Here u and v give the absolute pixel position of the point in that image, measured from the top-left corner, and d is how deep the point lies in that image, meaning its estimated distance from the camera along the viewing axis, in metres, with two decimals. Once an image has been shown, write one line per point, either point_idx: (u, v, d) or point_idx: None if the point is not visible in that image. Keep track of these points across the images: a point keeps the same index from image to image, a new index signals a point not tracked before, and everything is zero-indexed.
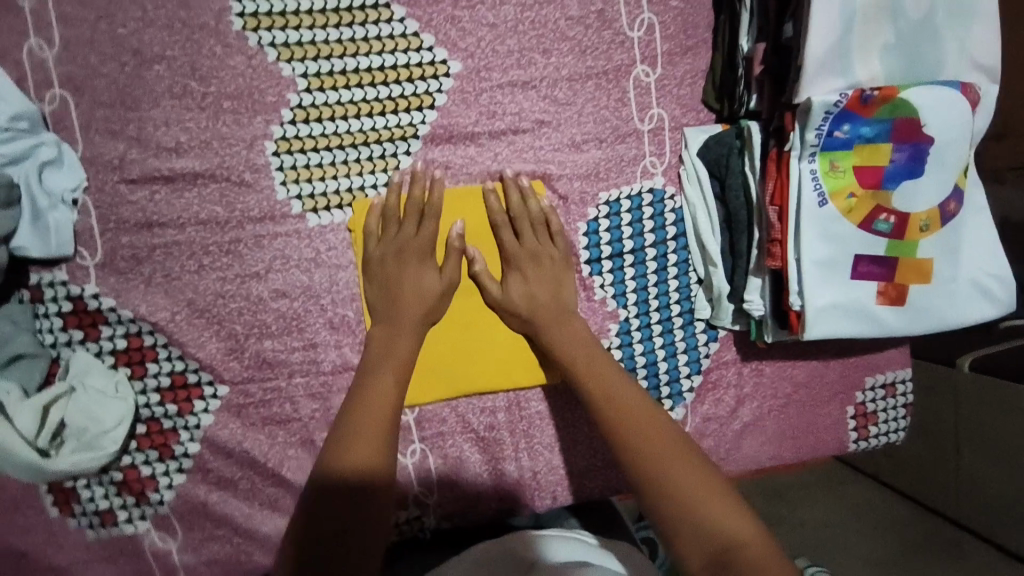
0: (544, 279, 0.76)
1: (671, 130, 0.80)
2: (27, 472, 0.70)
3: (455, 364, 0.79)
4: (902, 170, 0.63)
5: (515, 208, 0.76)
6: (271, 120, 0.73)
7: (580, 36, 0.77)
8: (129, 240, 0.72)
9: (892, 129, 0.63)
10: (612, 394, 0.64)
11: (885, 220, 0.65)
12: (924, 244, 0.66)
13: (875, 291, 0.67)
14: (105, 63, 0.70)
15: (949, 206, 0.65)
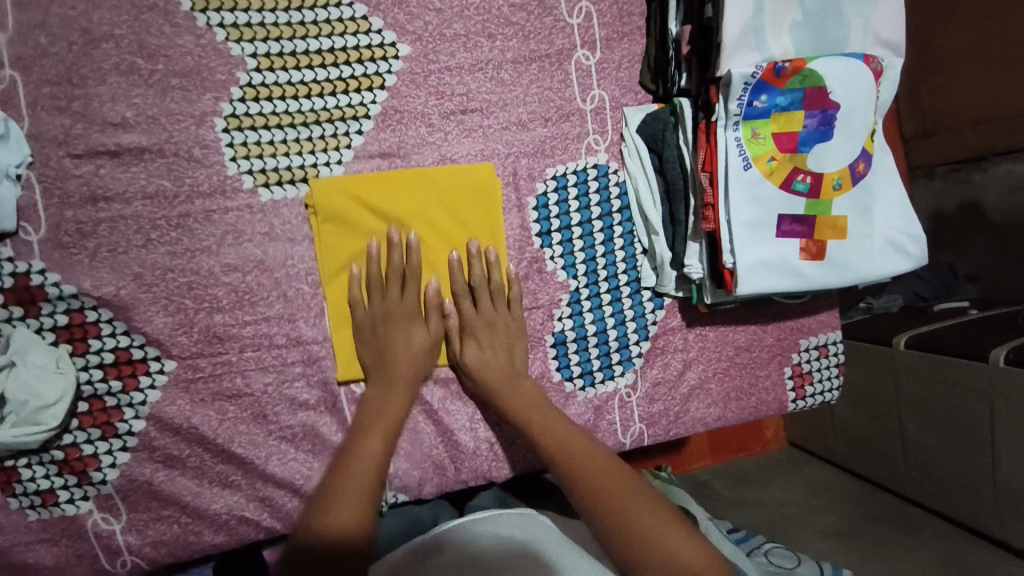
0: (497, 343, 0.80)
1: (612, 110, 0.85)
2: None
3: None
4: (814, 134, 0.70)
5: (477, 280, 0.80)
6: (220, 98, 0.75)
7: (522, 21, 0.82)
8: (74, 215, 0.72)
9: (803, 98, 0.69)
10: (579, 452, 0.70)
11: (802, 181, 0.71)
12: (837, 202, 0.72)
13: (797, 247, 0.73)
14: (50, 40, 0.70)
15: (859, 166, 0.72)
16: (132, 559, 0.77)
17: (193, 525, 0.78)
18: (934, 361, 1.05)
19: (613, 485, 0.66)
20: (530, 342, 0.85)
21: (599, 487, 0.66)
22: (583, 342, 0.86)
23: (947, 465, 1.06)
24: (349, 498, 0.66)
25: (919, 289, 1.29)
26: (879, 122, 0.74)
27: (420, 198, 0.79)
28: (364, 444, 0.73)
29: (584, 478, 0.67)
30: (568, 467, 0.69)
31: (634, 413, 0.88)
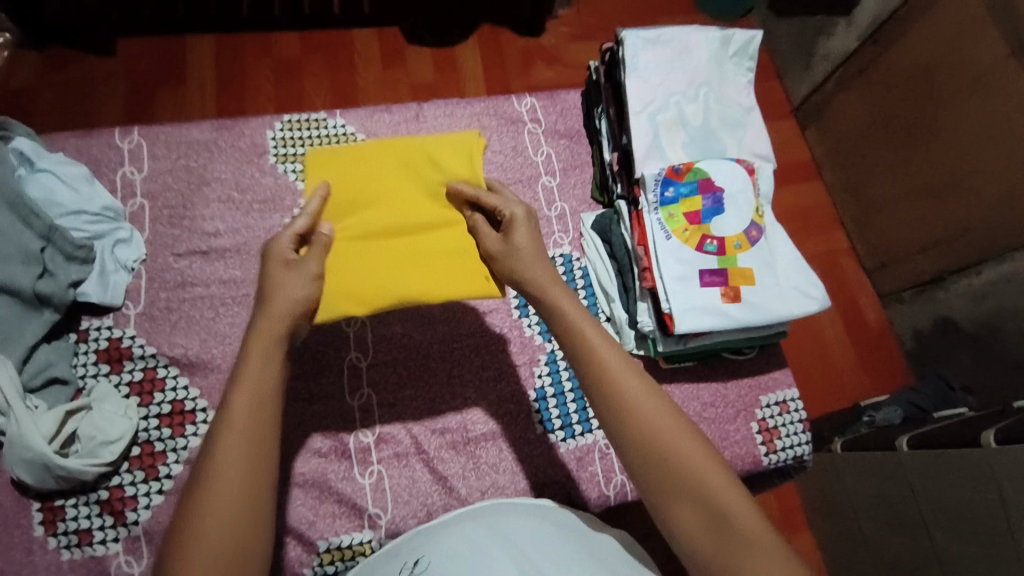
0: (535, 256, 0.78)
1: (571, 216, 1.13)
2: (33, 474, 0.81)
3: (407, 274, 0.90)
4: (711, 210, 0.95)
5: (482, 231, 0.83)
6: (286, 215, 1.05)
7: (501, 161, 1.16)
8: (166, 295, 0.96)
9: (698, 187, 0.95)
10: (611, 369, 0.68)
11: (711, 243, 0.94)
12: (742, 258, 0.94)
13: (719, 293, 0.92)
14: (177, 182, 1.03)
15: (752, 233, 0.95)
16: None
17: None
18: (922, 459, 1.06)
19: (671, 434, 0.64)
20: (513, 395, 0.98)
21: (655, 439, 0.64)
22: (562, 397, 0.99)
23: (975, 570, 0.98)
24: (202, 548, 0.58)
25: (916, 401, 1.30)
26: (765, 204, 0.99)
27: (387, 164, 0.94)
28: (239, 391, 0.66)
29: (618, 396, 0.66)
30: (627, 413, 0.65)
31: (615, 464, 0.96)
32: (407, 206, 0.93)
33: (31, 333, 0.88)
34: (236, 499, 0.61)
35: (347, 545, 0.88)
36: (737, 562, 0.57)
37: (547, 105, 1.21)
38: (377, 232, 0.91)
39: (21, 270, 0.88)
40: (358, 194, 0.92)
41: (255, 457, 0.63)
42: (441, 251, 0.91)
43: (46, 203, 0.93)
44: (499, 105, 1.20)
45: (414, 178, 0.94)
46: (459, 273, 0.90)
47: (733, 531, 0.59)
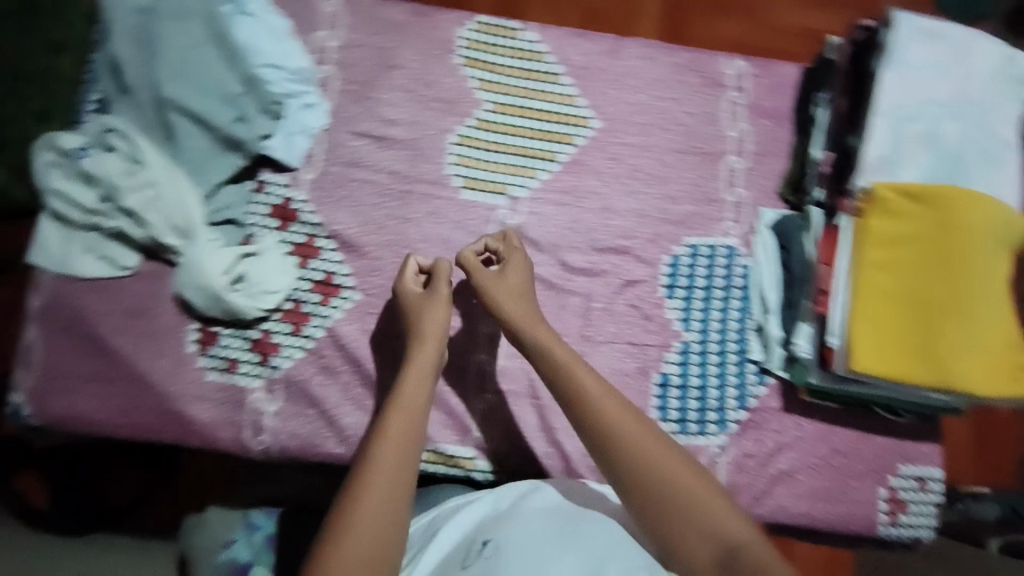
0: (512, 298, 0.88)
1: (751, 207, 1.02)
2: (203, 296, 0.88)
3: (950, 342, 0.80)
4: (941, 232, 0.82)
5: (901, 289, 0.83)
6: (459, 122, 1.01)
7: (690, 124, 1.03)
8: (335, 170, 0.98)
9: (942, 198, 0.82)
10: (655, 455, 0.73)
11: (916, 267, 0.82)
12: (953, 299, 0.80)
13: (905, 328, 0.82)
14: (365, 60, 1.00)
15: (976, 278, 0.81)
16: (269, 439, 0.90)
17: (324, 431, 0.91)
18: None
19: (636, 435, 0.75)
20: (638, 372, 0.98)
21: (616, 436, 0.75)
22: (685, 391, 0.97)
23: None
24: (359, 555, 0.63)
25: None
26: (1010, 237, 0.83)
27: (951, 215, 0.81)
28: (393, 411, 0.77)
29: (672, 478, 0.71)
30: (654, 470, 0.72)
31: (721, 474, 0.96)
32: (952, 263, 0.81)
33: (218, 170, 0.89)
34: (376, 524, 0.66)
35: (452, 454, 0.94)
36: (680, 526, 0.69)
37: (759, 75, 1.04)
38: (925, 301, 0.81)
39: (219, 107, 0.87)
40: (945, 255, 0.81)
41: (393, 498, 0.69)
42: (983, 337, 0.80)
43: (245, 45, 0.89)
44: (706, 61, 1.04)
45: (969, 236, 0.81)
46: (960, 356, 0.79)
47: (700, 506, 0.69)
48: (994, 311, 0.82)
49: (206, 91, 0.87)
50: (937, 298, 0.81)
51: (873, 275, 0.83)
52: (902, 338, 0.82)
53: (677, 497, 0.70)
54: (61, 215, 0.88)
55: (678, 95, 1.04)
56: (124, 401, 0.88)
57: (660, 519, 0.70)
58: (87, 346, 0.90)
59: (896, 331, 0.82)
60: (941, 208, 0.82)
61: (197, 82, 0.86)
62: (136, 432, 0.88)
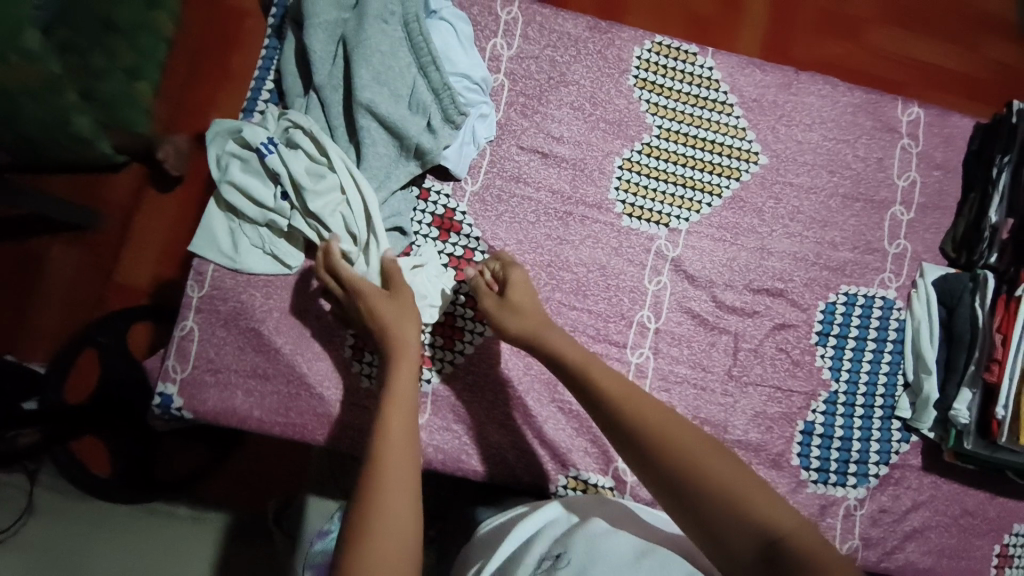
0: (526, 317, 0.82)
1: (911, 260, 1.00)
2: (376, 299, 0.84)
3: None
4: None
5: None
6: (626, 145, 0.99)
7: (859, 170, 1.01)
8: (500, 184, 0.96)
9: None
10: (682, 447, 0.64)
11: None
12: None
13: None
14: (540, 73, 0.98)
15: None
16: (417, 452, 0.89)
17: (469, 446, 0.91)
18: None
19: (661, 427, 0.66)
20: (783, 418, 0.96)
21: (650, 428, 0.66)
22: (828, 441, 0.96)
23: None
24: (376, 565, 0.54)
25: None
26: None
27: None
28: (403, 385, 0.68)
29: (706, 471, 0.61)
30: (686, 466, 0.62)
31: (855, 527, 0.94)
32: None
33: (396, 179, 0.88)
34: (399, 528, 0.57)
35: (592, 482, 0.94)
36: (723, 522, 0.58)
37: (934, 124, 1.03)
38: None
39: (410, 117, 0.86)
40: None
41: (404, 491, 0.60)
42: None
43: (444, 55, 0.89)
44: (882, 104, 1.03)
45: None
46: None
47: (739, 502, 0.59)
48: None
49: (398, 97, 0.86)
50: None
51: None
52: None
53: (716, 489, 0.59)
54: (232, 205, 0.87)
55: (849, 138, 1.02)
56: (274, 402, 0.86)
57: (693, 515, 0.60)
58: (245, 340, 0.86)
59: None
60: None
61: (391, 88, 0.85)
62: (281, 433, 0.86)
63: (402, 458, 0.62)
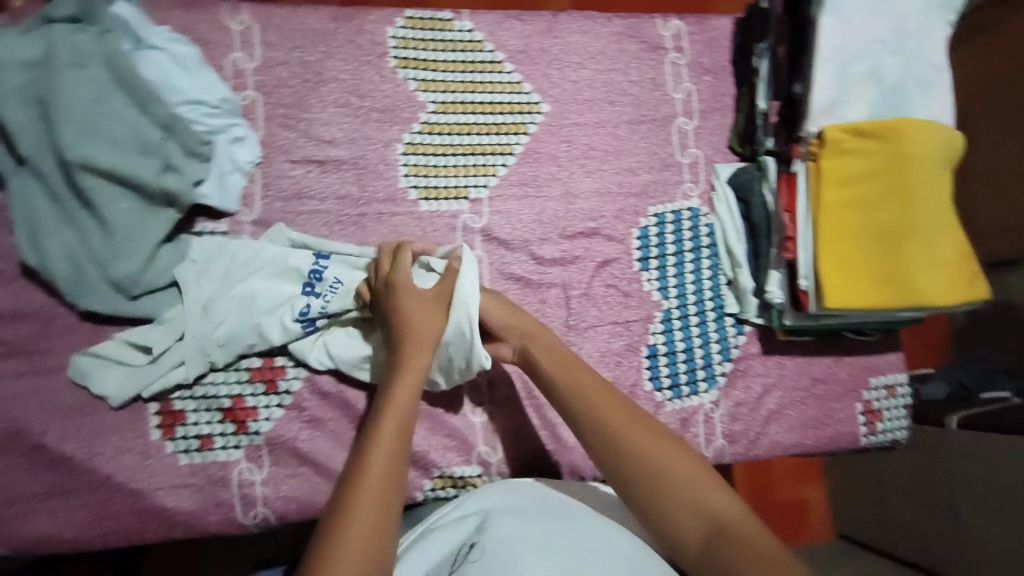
0: (506, 321, 0.85)
1: (705, 165, 1.04)
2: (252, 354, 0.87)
3: (916, 263, 0.82)
4: (900, 156, 0.82)
5: (865, 223, 0.85)
6: (404, 129, 0.95)
7: (637, 93, 1.03)
8: (281, 205, 0.90)
9: (894, 125, 0.83)
10: (656, 440, 0.72)
11: (876, 200, 0.84)
12: (919, 225, 0.82)
13: (872, 262, 0.84)
14: (292, 78, 0.91)
15: (931, 199, 0.83)
16: (264, 511, 0.86)
17: (323, 483, 0.88)
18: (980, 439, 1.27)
19: (625, 423, 0.74)
20: (627, 349, 0.98)
21: (616, 423, 0.74)
22: (673, 357, 0.99)
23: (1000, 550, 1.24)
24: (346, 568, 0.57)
25: (965, 380, 1.47)
26: (954, 153, 0.87)
27: (907, 140, 0.82)
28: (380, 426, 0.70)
29: (663, 463, 0.70)
30: (651, 452, 0.71)
31: (717, 428, 0.98)
32: (910, 190, 0.82)
33: (155, 230, 0.81)
34: (365, 538, 0.60)
35: (459, 475, 0.95)
36: (677, 510, 0.67)
37: (695, 32, 1.06)
38: (895, 228, 0.83)
39: (141, 162, 0.79)
40: (907, 181, 0.82)
41: (381, 508, 0.63)
42: (944, 255, 0.84)
43: (162, 88, 0.82)
44: (642, 25, 1.05)
45: (923, 166, 0.82)
46: (932, 276, 0.82)
47: (698, 493, 0.67)
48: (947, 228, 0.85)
49: (122, 144, 0.78)
50: (902, 222, 0.83)
51: (830, 214, 0.85)
52: (869, 272, 0.84)
53: (676, 480, 0.69)
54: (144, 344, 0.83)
55: (620, 66, 1.03)
56: (82, 519, 0.83)
57: (658, 498, 0.69)
58: (38, 458, 0.82)
59: (866, 263, 0.84)
60: (896, 134, 0.83)
61: (108, 137, 0.78)
62: (110, 540, 0.84)
63: (385, 471, 0.66)
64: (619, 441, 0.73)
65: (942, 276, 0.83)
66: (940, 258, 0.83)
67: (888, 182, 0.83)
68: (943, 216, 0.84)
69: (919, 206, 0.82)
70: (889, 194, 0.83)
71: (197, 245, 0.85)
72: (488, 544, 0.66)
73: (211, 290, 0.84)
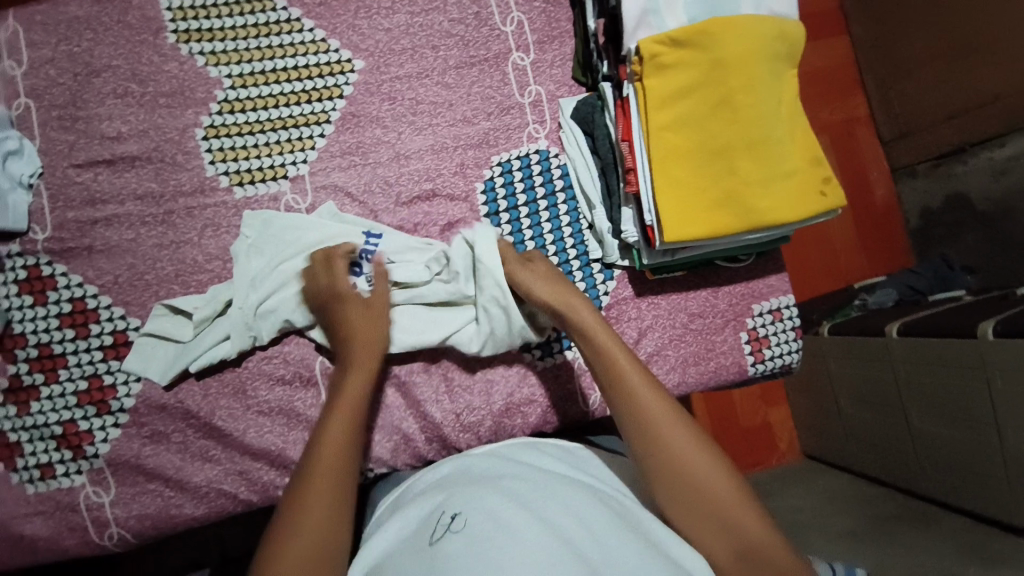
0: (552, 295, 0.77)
1: (549, 102, 0.95)
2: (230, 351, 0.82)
3: (755, 181, 0.77)
4: (719, 64, 0.75)
5: (699, 142, 0.78)
6: (201, 112, 0.86)
7: (461, 33, 0.93)
8: (74, 216, 0.83)
9: (712, 26, 0.75)
10: (695, 446, 0.65)
11: (703, 117, 0.77)
12: (749, 140, 0.77)
13: (708, 187, 0.78)
14: (63, 75, 0.84)
15: (759, 107, 0.77)
16: (118, 531, 0.82)
17: (176, 497, 0.83)
18: (926, 346, 1.16)
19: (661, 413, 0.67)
20: None
21: (651, 411, 0.67)
22: None
23: (959, 459, 1.15)
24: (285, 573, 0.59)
25: (913, 282, 1.42)
26: (788, 49, 0.79)
27: (733, 44, 0.75)
28: (317, 479, 0.66)
29: (694, 474, 0.63)
30: (684, 454, 0.64)
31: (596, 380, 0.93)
32: (737, 102, 0.76)
33: None
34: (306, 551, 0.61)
35: None
36: (698, 524, 0.62)
37: None
38: (731, 146, 0.77)
39: None
40: (738, 92, 0.76)
41: (322, 522, 0.63)
42: (784, 166, 0.78)
43: None
44: None
45: (751, 72, 0.76)
46: (774, 194, 0.77)
47: (730, 509, 0.61)
48: (789, 140, 0.79)
49: None
50: (735, 138, 0.77)
51: (661, 140, 0.78)
52: (708, 196, 0.78)
53: (706, 491, 0.62)
54: (212, 341, 0.82)
55: (437, 4, 0.93)
56: None
57: (685, 504, 0.63)
58: None
59: (705, 189, 0.78)
60: (717, 39, 0.75)
61: None
62: None
63: (330, 481, 0.67)
64: (659, 433, 0.66)
65: (786, 185, 0.78)
66: (783, 172, 0.78)
67: (716, 95, 0.76)
68: (778, 124, 0.78)
69: (751, 118, 0.76)
70: (718, 109, 0.77)
71: (248, 219, 0.86)
72: (473, 513, 0.59)
73: (260, 267, 0.85)
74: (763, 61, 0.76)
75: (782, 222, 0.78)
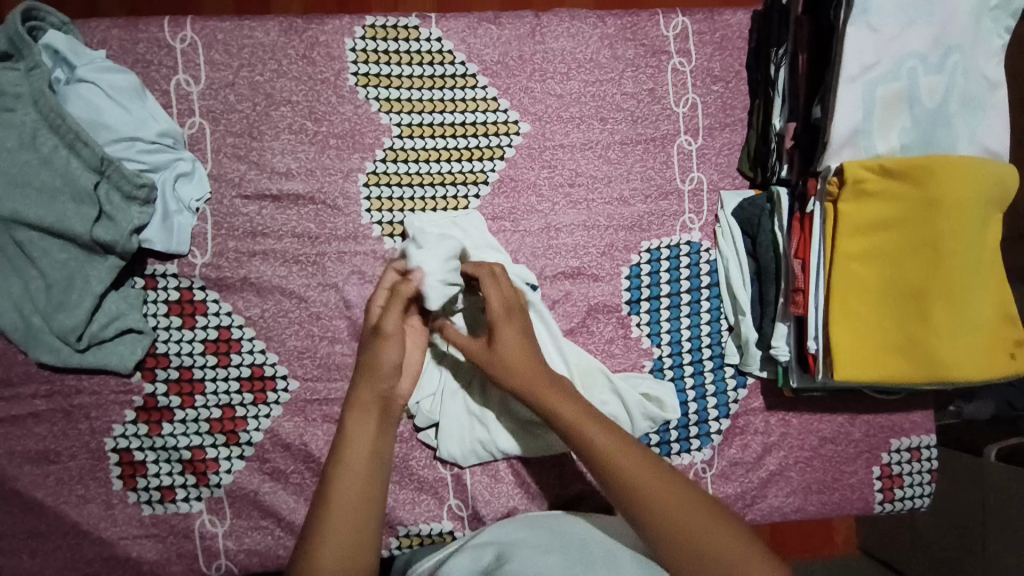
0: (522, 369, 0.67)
1: (710, 192, 0.91)
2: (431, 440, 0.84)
3: (937, 331, 0.71)
4: (928, 203, 0.70)
5: (886, 281, 0.73)
6: (366, 158, 0.86)
7: (632, 108, 0.90)
8: (234, 246, 0.84)
9: (933, 164, 0.70)
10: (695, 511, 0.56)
11: (895, 254, 0.73)
12: (943, 289, 0.71)
13: (885, 329, 0.73)
14: (242, 102, 0.85)
15: (963, 255, 0.71)
16: (226, 563, 0.84)
17: (285, 538, 0.84)
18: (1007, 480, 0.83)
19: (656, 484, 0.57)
20: None
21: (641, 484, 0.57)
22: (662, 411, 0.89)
23: None
24: None
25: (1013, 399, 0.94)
26: (1005, 193, 0.73)
27: (947, 182, 0.69)
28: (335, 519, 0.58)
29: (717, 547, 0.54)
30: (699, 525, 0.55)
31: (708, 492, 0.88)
32: (936, 245, 0.71)
33: (96, 280, 0.78)
34: None
35: (427, 532, 0.87)
36: None
37: (704, 32, 0.91)
38: (916, 286, 0.72)
39: (74, 209, 0.76)
40: (942, 236, 0.70)
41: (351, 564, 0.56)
42: (973, 322, 0.72)
43: (91, 125, 0.77)
44: (641, 25, 0.90)
45: (961, 216, 0.70)
46: (958, 351, 0.72)
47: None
48: (984, 293, 0.73)
49: (52, 192, 0.75)
50: (927, 284, 0.71)
51: (842, 270, 0.74)
52: (883, 338, 0.73)
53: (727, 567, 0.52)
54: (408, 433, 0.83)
55: (613, 75, 0.90)
56: (55, 564, 0.82)
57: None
58: (10, 503, 0.81)
59: (877, 324, 0.74)
60: (927, 172, 0.70)
61: (43, 188, 0.75)
62: None
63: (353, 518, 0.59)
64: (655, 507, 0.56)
65: (970, 342, 0.72)
66: (971, 328, 0.72)
67: (914, 234, 0.72)
68: (977, 275, 0.72)
69: (949, 265, 0.71)
70: (913, 249, 0.72)
71: None
72: None
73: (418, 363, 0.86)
74: (977, 205, 0.70)
75: (961, 380, 0.73)
